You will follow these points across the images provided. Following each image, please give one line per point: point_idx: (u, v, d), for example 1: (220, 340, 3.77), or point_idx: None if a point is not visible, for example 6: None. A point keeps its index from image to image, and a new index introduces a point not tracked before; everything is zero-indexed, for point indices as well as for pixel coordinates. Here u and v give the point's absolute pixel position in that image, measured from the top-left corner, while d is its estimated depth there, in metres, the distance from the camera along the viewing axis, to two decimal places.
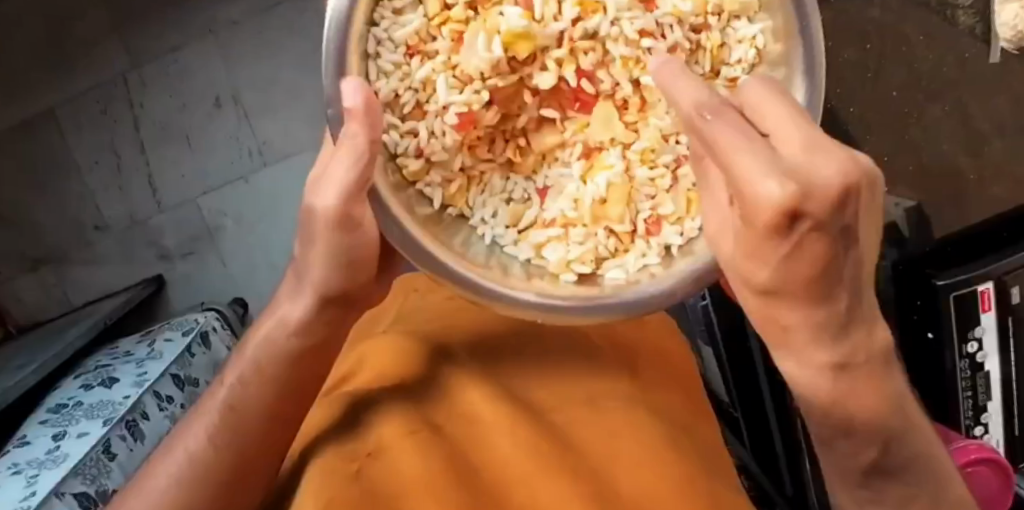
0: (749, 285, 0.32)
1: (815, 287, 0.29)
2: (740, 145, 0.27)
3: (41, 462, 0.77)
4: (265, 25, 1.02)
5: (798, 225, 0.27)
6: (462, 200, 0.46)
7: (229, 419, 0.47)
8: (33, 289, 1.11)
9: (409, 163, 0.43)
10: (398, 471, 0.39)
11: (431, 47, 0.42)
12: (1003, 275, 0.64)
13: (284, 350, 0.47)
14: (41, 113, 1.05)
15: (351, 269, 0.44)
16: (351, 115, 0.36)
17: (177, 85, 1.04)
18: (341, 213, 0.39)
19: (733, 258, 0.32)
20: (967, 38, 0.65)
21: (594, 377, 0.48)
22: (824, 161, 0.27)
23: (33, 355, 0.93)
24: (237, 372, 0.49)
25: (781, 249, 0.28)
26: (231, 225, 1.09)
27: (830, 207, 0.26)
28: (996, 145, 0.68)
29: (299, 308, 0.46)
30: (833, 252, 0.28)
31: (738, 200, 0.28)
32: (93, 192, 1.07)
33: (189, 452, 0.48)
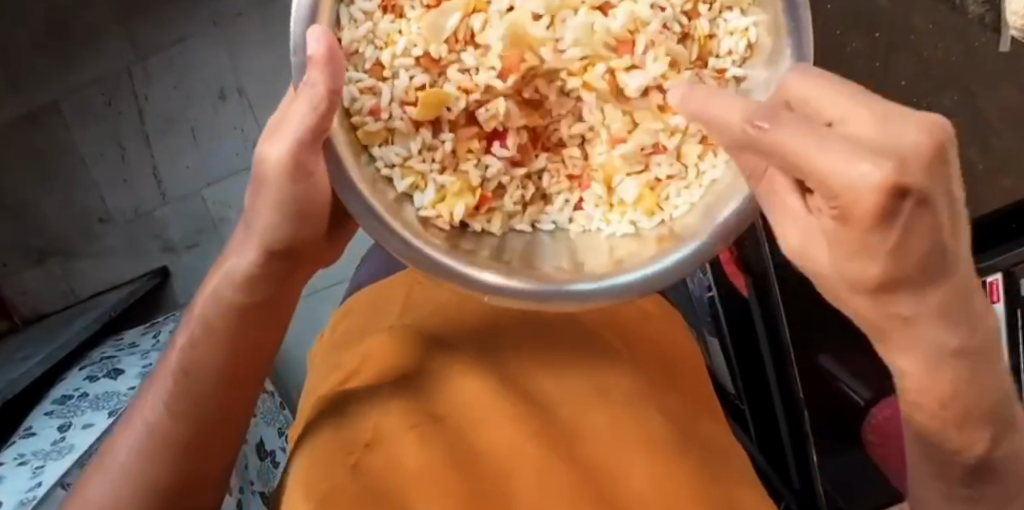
0: (856, 287, 0.28)
1: (933, 264, 0.25)
2: (813, 144, 0.22)
3: (47, 453, 0.77)
4: (267, 19, 1.02)
5: (903, 203, 0.22)
6: (413, 173, 0.41)
7: (181, 388, 0.44)
8: (39, 281, 1.11)
9: (365, 122, 0.39)
10: (405, 460, 0.39)
11: (405, 3, 0.40)
12: (1012, 267, 0.63)
13: (228, 312, 0.43)
14: (46, 105, 1.05)
15: (302, 220, 0.40)
16: (312, 63, 0.31)
17: (182, 77, 1.04)
18: (290, 166, 0.36)
19: (830, 261, 0.27)
20: (977, 27, 0.65)
21: (595, 369, 0.47)
22: (900, 129, 0.22)
23: (38, 347, 0.93)
24: (186, 337, 0.45)
25: (891, 237, 0.24)
26: (235, 218, 1.08)
27: (926, 174, 0.22)
28: (1006, 136, 0.66)
29: (244, 262, 0.41)
30: (937, 227, 0.24)
31: (825, 196, 0.23)
32: (98, 184, 1.08)
33: (146, 425, 0.44)
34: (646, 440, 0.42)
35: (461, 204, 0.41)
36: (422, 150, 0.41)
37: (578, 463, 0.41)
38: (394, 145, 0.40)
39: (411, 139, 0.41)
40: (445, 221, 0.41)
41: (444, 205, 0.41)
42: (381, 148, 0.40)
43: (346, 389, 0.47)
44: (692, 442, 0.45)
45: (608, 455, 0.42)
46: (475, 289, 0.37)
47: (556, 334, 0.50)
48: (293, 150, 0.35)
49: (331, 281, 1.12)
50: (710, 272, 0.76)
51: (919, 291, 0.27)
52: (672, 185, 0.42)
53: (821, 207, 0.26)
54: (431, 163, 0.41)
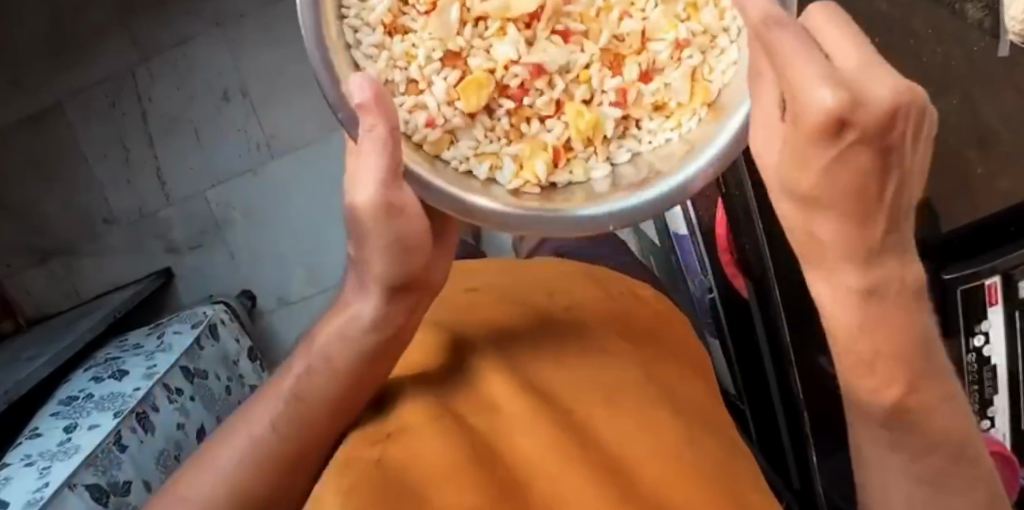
0: (786, 197, 0.31)
1: (861, 200, 0.29)
2: (796, 49, 0.26)
3: (53, 454, 0.78)
4: (270, 20, 1.02)
5: (845, 134, 0.26)
6: (488, 155, 0.40)
7: (291, 409, 0.45)
8: (42, 281, 1.11)
9: (425, 134, 0.39)
10: (421, 455, 0.38)
11: (406, 21, 0.39)
12: (1010, 269, 0.63)
13: (353, 347, 0.45)
14: (50, 106, 1.05)
15: (410, 253, 0.42)
16: (364, 111, 0.33)
17: (186, 77, 1.04)
18: (379, 206, 0.38)
19: (775, 170, 0.31)
20: (976, 32, 0.59)
21: (614, 369, 0.46)
22: (873, 84, 0.25)
23: (43, 348, 0.94)
24: (305, 362, 0.46)
25: (823, 159, 0.27)
26: (238, 219, 1.09)
27: (879, 119, 0.25)
28: (1005, 138, 0.59)
29: (370, 305, 0.44)
30: (868, 175, 0.28)
31: (790, 102, 0.26)
32: (102, 184, 1.08)
33: (252, 437, 0.46)
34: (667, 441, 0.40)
35: (541, 163, 0.40)
36: (485, 132, 0.41)
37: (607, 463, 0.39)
38: (461, 141, 0.40)
39: (473, 128, 0.40)
40: (533, 187, 0.40)
41: (528, 172, 0.40)
42: (450, 150, 0.39)
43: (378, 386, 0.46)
44: (711, 438, 0.44)
45: (638, 457, 0.40)
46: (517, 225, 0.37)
47: (580, 335, 0.50)
48: (375, 193, 0.37)
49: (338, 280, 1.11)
50: (711, 273, 0.78)
51: (836, 216, 0.30)
52: (707, 61, 0.41)
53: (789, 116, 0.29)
54: (499, 140, 0.41)
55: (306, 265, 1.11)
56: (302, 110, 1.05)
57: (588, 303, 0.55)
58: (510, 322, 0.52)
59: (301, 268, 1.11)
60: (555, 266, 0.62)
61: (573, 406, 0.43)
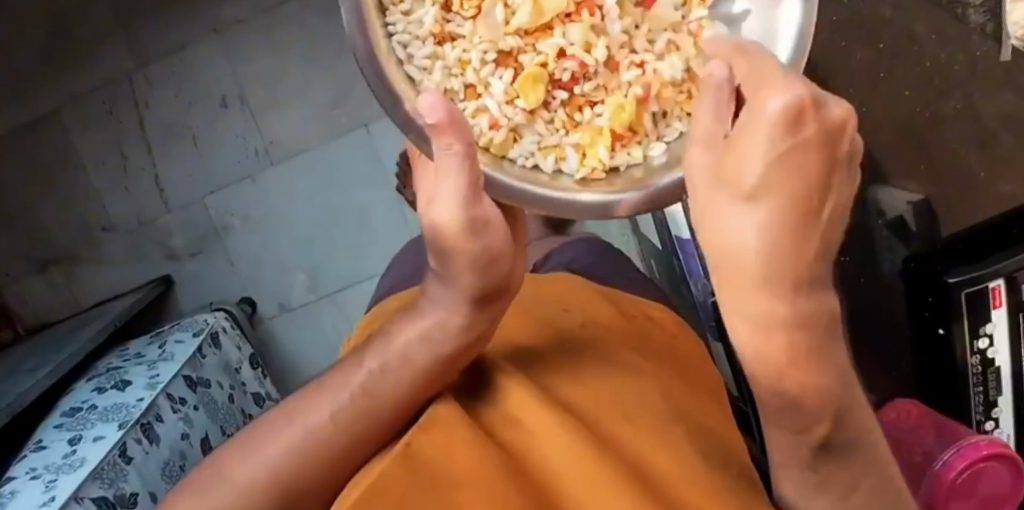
0: (727, 205, 0.32)
1: (792, 207, 0.30)
2: (774, 64, 0.30)
3: (58, 467, 0.77)
4: (269, 24, 1.02)
5: (801, 130, 0.29)
6: (553, 148, 0.41)
7: (358, 404, 0.47)
8: (41, 290, 1.10)
9: (490, 135, 0.40)
10: (454, 454, 0.37)
11: (453, 30, 0.41)
12: (1013, 272, 0.66)
13: (433, 351, 0.48)
14: (48, 113, 1.04)
15: (491, 264, 0.45)
16: (438, 129, 0.35)
17: (182, 84, 1.04)
18: (464, 219, 0.41)
19: (720, 183, 0.32)
20: (977, 37, 0.66)
21: (638, 385, 0.47)
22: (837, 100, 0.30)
23: (45, 358, 0.93)
24: (378, 360, 0.48)
25: (779, 151, 0.29)
26: (237, 225, 1.09)
27: (830, 128, 0.29)
28: (1005, 139, 0.69)
29: (461, 314, 0.47)
30: (801, 182, 0.30)
31: (750, 104, 0.30)
32: (99, 192, 1.07)
33: (308, 426, 0.47)
34: (689, 460, 0.41)
35: (603, 147, 0.41)
36: (546, 126, 0.42)
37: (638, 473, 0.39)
38: (525, 139, 0.41)
39: (534, 124, 0.41)
40: (600, 173, 0.41)
41: (592, 160, 0.41)
42: (515, 148, 0.41)
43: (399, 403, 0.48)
44: (728, 462, 0.44)
45: (668, 471, 0.40)
46: (593, 215, 0.38)
47: (595, 353, 0.51)
48: (462, 201, 0.40)
49: (341, 286, 1.10)
50: None
51: (769, 218, 0.30)
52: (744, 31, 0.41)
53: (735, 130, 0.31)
54: (558, 131, 0.42)
55: (308, 272, 1.10)
56: (300, 115, 1.05)
57: (602, 321, 0.55)
58: (527, 343, 0.53)
59: (302, 275, 1.10)
60: (565, 281, 0.62)
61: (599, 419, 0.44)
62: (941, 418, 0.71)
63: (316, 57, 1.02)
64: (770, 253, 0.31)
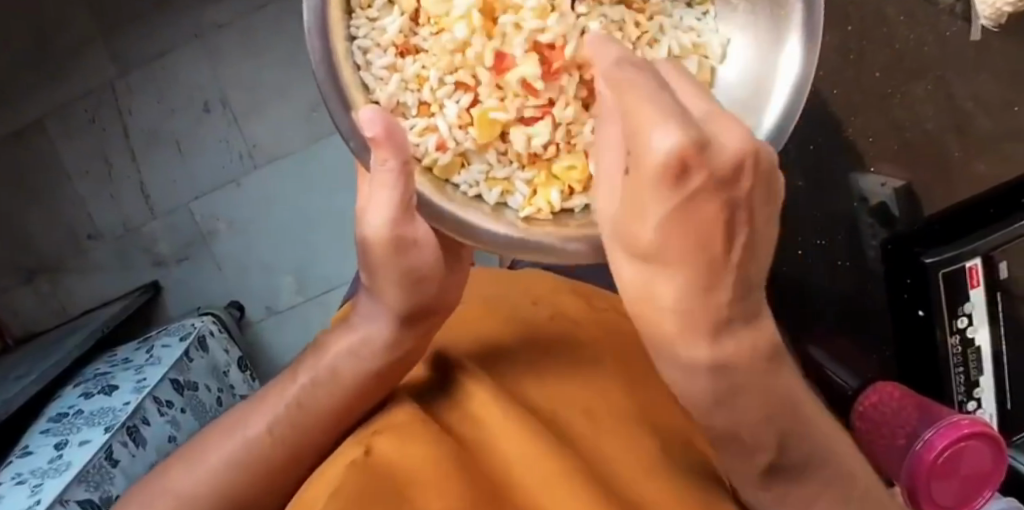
0: (630, 251, 0.33)
1: (693, 256, 0.31)
2: (644, 96, 0.29)
3: (44, 471, 0.77)
4: (251, 27, 1.02)
5: (688, 180, 0.28)
6: (500, 182, 0.43)
7: (294, 414, 0.51)
8: (29, 300, 1.10)
9: (435, 157, 0.42)
10: (411, 457, 0.40)
11: (418, 44, 0.42)
12: (990, 251, 0.69)
13: (363, 365, 0.51)
14: (31, 123, 1.05)
15: (421, 284, 0.50)
16: (375, 142, 0.38)
17: (164, 90, 1.04)
18: (390, 237, 0.45)
19: (619, 227, 0.33)
20: (947, 17, 0.69)
21: (602, 384, 0.50)
22: (726, 134, 0.29)
23: (32, 366, 0.93)
24: (310, 375, 0.52)
25: (671, 207, 0.29)
26: (224, 230, 1.09)
27: (719, 172, 0.29)
28: (983, 122, 0.72)
29: (385, 329, 0.51)
30: (702, 235, 0.31)
31: (633, 150, 0.29)
32: (84, 200, 1.08)
33: (246, 438, 0.51)
34: (647, 462, 0.45)
35: (554, 191, 0.43)
36: (498, 157, 0.44)
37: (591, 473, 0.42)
38: (473, 167, 0.43)
39: (487, 153, 0.43)
40: (545, 214, 0.43)
41: (537, 200, 0.43)
42: (461, 174, 0.43)
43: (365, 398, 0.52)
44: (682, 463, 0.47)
45: (624, 468, 0.44)
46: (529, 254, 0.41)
47: (560, 351, 0.53)
48: (391, 221, 0.44)
49: (326, 287, 1.11)
50: None
51: (673, 270, 0.32)
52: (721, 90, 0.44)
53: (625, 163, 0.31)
54: (510, 164, 0.44)
55: (294, 274, 1.11)
56: (280, 118, 1.05)
57: (571, 314, 0.57)
58: (491, 337, 0.55)
59: (289, 276, 1.11)
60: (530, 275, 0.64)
61: (562, 423, 0.47)
62: (926, 400, 0.71)
63: (297, 60, 1.03)
64: (684, 302, 0.34)
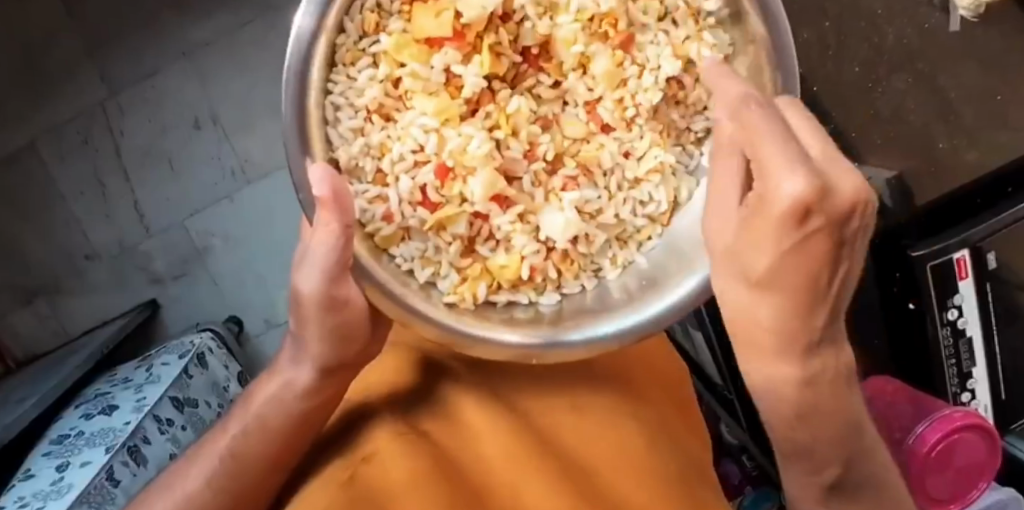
0: (746, 279, 0.42)
1: (801, 287, 0.40)
2: (768, 138, 0.35)
3: (46, 494, 0.78)
4: (234, 43, 1.03)
5: (811, 221, 0.35)
6: (433, 263, 0.52)
7: (228, 466, 0.55)
8: (28, 321, 1.11)
9: (379, 227, 0.50)
10: (394, 473, 0.47)
11: (395, 114, 0.51)
12: (979, 242, 0.69)
13: (284, 408, 0.55)
14: (23, 146, 1.05)
15: (342, 341, 0.53)
16: (322, 203, 0.42)
17: (154, 109, 1.05)
18: (323, 295, 0.48)
19: (734, 249, 0.41)
20: (925, 8, 0.72)
21: (586, 390, 0.58)
22: (842, 175, 0.35)
23: (32, 389, 0.94)
24: (240, 426, 0.56)
25: (792, 242, 0.37)
26: (219, 245, 1.10)
27: (840, 209, 0.35)
28: (964, 114, 0.74)
29: (303, 375, 0.54)
30: (809, 263, 0.39)
31: (762, 188, 0.36)
32: (79, 220, 1.08)
33: (187, 492, 0.55)
34: (627, 458, 0.53)
35: (483, 286, 0.53)
36: (437, 243, 0.52)
37: (572, 473, 0.50)
38: (411, 241, 0.52)
39: (426, 237, 0.52)
40: (469, 304, 0.52)
41: (466, 288, 0.52)
42: (398, 247, 0.51)
43: (354, 406, 0.57)
44: (668, 460, 0.55)
45: (602, 468, 0.52)
46: (468, 333, 0.49)
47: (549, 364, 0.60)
48: (324, 278, 0.47)
49: None
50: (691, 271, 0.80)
51: (776, 297, 0.41)
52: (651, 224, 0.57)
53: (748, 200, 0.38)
54: (446, 249, 0.52)
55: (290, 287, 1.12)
56: (268, 136, 1.06)
57: None
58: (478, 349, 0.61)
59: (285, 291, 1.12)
60: None
61: (542, 423, 0.55)
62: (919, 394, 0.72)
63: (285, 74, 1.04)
64: (777, 323, 0.43)
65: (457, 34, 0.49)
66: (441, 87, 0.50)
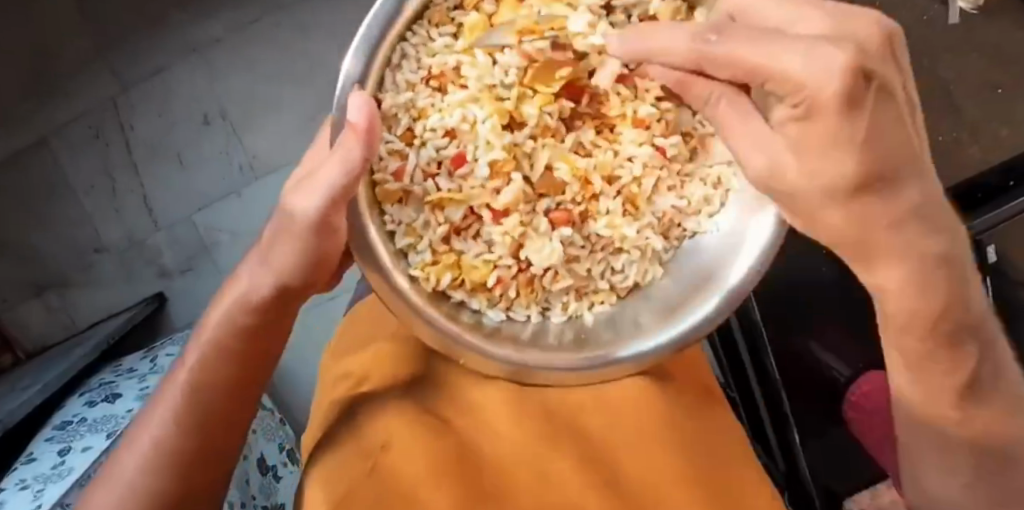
0: (835, 197, 0.36)
1: (886, 171, 0.35)
2: (766, 39, 0.31)
3: (47, 477, 0.79)
4: (241, 42, 1.05)
5: (870, 84, 0.32)
6: (413, 235, 0.49)
7: (190, 401, 0.55)
8: (37, 313, 1.12)
9: (386, 179, 0.47)
10: (408, 467, 0.53)
11: (450, 88, 0.48)
12: (981, 232, 0.75)
13: (232, 326, 0.54)
14: (36, 141, 1.07)
15: (318, 268, 0.49)
16: (353, 129, 0.40)
17: (164, 104, 1.06)
18: (314, 219, 0.44)
19: (803, 172, 0.35)
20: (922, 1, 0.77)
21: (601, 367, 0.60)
22: (857, 25, 0.33)
23: (39, 377, 0.96)
24: (196, 357, 0.55)
25: (863, 122, 0.32)
26: (226, 239, 1.11)
27: (880, 63, 0.32)
28: (963, 105, 0.78)
29: (259, 292, 0.52)
30: (898, 122, 0.34)
31: (801, 89, 0.31)
32: (90, 215, 1.09)
33: (156, 438, 0.55)
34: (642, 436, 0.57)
35: (447, 276, 0.50)
36: (427, 221, 0.50)
37: (590, 460, 0.56)
38: (408, 207, 0.49)
39: (421, 210, 0.49)
40: (428, 283, 0.49)
41: (436, 272, 0.50)
42: (393, 206, 0.48)
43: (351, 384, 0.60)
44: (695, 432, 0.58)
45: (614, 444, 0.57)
46: (425, 325, 0.47)
47: None
48: (321, 203, 0.43)
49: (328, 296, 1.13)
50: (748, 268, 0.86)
51: (864, 202, 0.36)
52: (617, 263, 0.54)
53: (783, 117, 0.34)
54: (434, 228, 0.50)
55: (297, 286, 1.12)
56: (276, 131, 1.07)
57: None
58: None
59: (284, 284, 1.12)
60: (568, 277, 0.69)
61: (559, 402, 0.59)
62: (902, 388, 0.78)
63: (293, 71, 1.06)
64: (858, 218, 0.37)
65: (528, 40, 0.48)
66: (500, 81, 0.48)
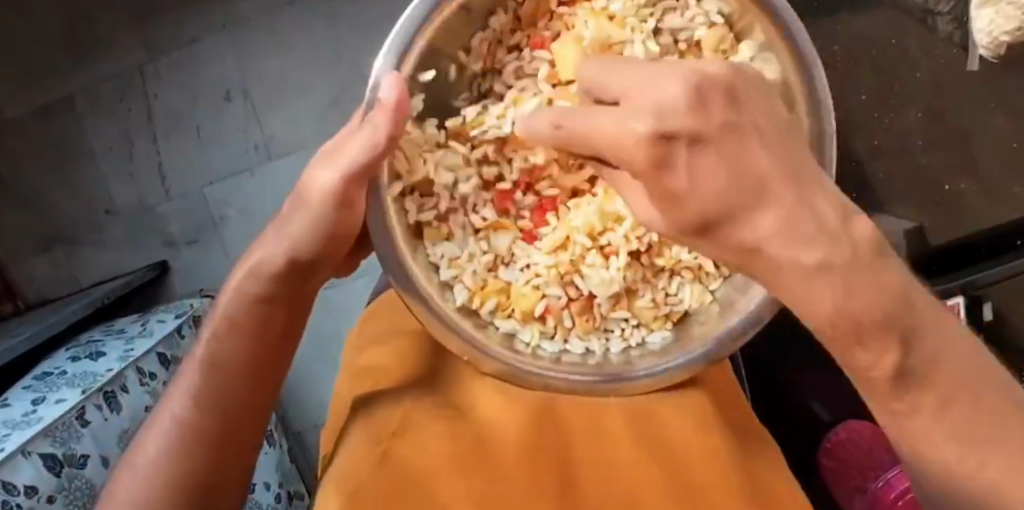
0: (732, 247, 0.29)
1: (757, 198, 0.27)
2: (594, 127, 0.28)
3: (15, 423, 0.80)
4: (273, 24, 1.05)
5: (676, 147, 0.26)
6: (457, 264, 0.52)
7: (206, 372, 0.55)
8: (45, 268, 1.12)
9: (429, 204, 0.51)
10: (422, 453, 0.53)
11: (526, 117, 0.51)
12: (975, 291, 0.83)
13: (241, 293, 0.53)
14: (60, 99, 1.07)
15: (334, 241, 0.50)
16: (383, 104, 0.41)
17: (189, 76, 1.06)
18: (335, 190, 0.46)
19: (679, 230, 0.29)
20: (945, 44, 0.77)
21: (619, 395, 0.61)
22: (661, 83, 0.27)
23: (30, 326, 0.96)
24: (211, 330, 0.55)
25: (696, 185, 0.27)
26: (234, 216, 1.10)
27: (695, 117, 0.26)
28: (983, 158, 0.80)
29: (276, 257, 0.51)
30: (744, 158, 0.27)
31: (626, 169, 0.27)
32: (105, 177, 1.09)
33: (174, 415, 0.55)
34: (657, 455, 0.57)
35: (490, 301, 0.52)
36: (469, 251, 0.53)
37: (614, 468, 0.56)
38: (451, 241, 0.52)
39: (465, 242, 0.53)
40: (475, 308, 0.52)
41: (483, 291, 0.52)
42: (440, 241, 0.52)
43: (363, 394, 0.61)
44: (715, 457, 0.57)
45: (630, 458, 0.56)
46: (473, 341, 0.50)
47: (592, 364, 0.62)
48: (340, 179, 0.45)
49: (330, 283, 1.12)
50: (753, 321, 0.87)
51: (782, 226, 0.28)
52: (670, 292, 0.54)
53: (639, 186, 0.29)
54: (476, 261, 0.52)
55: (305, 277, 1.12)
56: (300, 114, 1.07)
57: None
58: None
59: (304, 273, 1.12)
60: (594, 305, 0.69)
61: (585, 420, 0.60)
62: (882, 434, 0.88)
63: (320, 61, 1.06)
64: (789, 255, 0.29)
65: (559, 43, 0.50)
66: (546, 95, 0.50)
